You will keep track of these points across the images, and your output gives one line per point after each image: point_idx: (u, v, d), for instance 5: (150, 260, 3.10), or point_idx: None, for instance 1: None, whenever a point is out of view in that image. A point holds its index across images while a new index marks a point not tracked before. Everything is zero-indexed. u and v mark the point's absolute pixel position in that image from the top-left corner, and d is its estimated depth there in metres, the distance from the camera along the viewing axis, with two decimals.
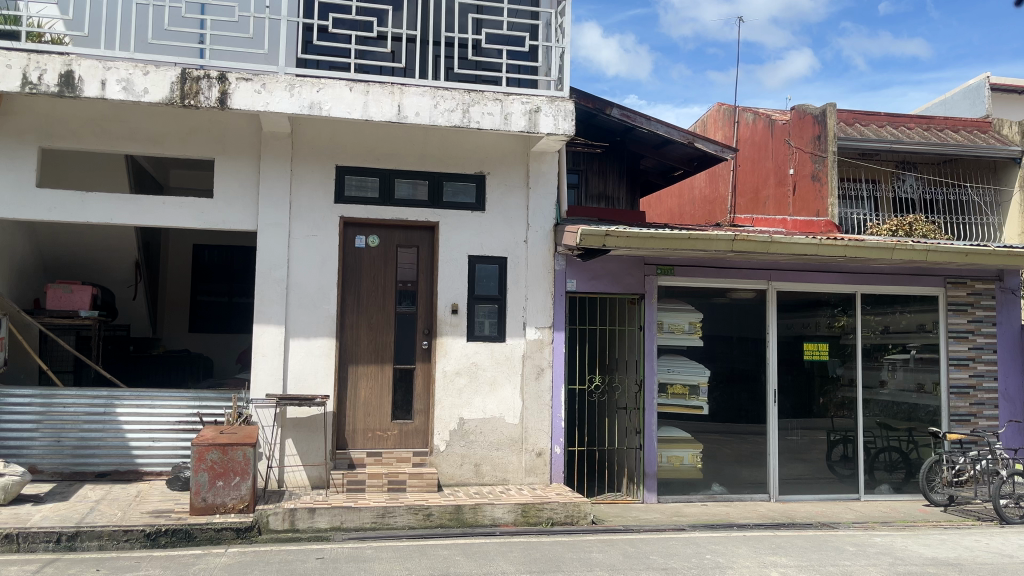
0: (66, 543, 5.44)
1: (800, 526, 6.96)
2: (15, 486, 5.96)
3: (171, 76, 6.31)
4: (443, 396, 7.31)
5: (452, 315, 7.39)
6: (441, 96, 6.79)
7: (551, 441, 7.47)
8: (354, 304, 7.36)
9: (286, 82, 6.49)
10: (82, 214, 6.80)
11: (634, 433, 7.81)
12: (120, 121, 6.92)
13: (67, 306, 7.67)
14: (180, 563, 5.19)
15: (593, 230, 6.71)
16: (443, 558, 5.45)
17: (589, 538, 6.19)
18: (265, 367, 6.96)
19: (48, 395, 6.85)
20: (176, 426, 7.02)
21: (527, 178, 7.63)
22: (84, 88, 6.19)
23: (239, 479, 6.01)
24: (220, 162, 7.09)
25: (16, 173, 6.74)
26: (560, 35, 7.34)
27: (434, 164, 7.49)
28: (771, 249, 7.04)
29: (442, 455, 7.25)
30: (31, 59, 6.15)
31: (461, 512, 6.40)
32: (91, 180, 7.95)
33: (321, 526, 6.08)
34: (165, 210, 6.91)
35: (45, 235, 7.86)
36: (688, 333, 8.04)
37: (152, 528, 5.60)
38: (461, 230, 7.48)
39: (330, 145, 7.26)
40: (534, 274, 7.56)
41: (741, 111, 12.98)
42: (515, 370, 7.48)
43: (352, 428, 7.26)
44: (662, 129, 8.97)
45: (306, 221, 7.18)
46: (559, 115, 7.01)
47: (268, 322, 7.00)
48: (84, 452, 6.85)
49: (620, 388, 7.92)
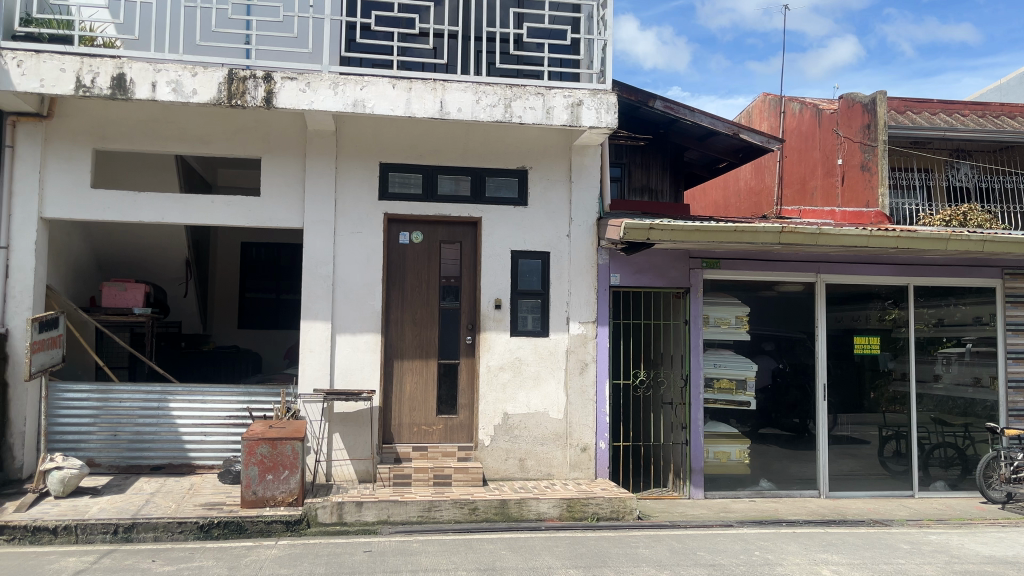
0: (123, 534, 5.60)
1: (852, 522, 6.84)
2: (73, 479, 6.14)
3: (218, 77, 6.42)
4: (487, 391, 7.32)
5: (496, 310, 7.41)
6: (483, 92, 6.78)
7: (596, 437, 7.43)
8: (398, 299, 7.42)
9: (330, 80, 6.55)
10: (135, 213, 6.96)
11: (680, 428, 7.72)
12: (169, 122, 7.08)
13: (122, 304, 7.84)
14: (233, 555, 5.28)
15: (637, 222, 6.63)
16: (489, 552, 5.47)
17: (637, 533, 6.14)
18: (313, 364, 7.06)
19: (104, 390, 7.00)
20: (226, 420, 7.15)
21: (570, 172, 7.58)
22: (136, 90, 6.32)
23: (288, 473, 6.10)
24: (267, 161, 7.20)
25: (72, 175, 6.90)
26: (602, 27, 7.26)
27: (476, 160, 7.50)
28: (820, 241, 6.86)
29: (487, 450, 7.27)
30: (84, 62, 6.27)
31: (507, 507, 6.41)
32: (144, 182, 8.14)
33: (369, 520, 6.14)
34: (215, 209, 7.02)
35: (99, 235, 8.05)
36: (735, 326, 7.93)
37: (205, 520, 5.73)
38: (504, 224, 7.48)
39: (374, 143, 7.31)
40: (577, 268, 7.52)
41: (788, 101, 12.76)
42: (559, 365, 7.46)
43: (398, 422, 7.33)
44: (706, 120, 8.87)
45: (351, 217, 7.25)
46: (601, 107, 6.95)
47: (315, 318, 7.10)
48: (139, 446, 7.02)
49: (665, 383, 7.85)
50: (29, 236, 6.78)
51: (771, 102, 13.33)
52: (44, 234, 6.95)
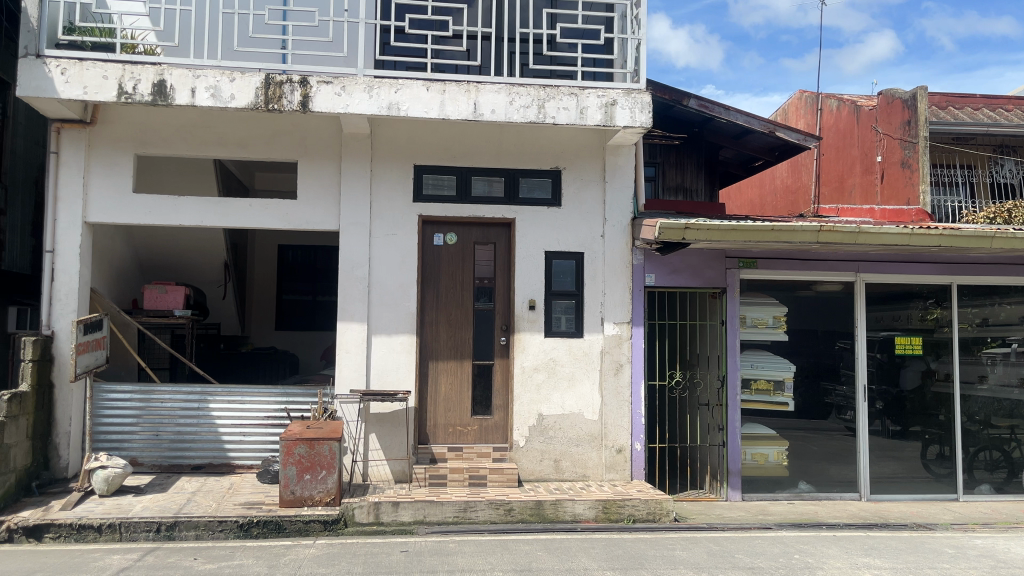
0: (165, 532, 5.71)
1: (895, 526, 6.72)
2: (117, 477, 6.27)
3: (256, 82, 6.51)
4: (521, 392, 7.33)
5: (530, 311, 7.40)
6: (517, 93, 6.79)
7: (631, 438, 7.38)
8: (433, 300, 7.46)
9: (365, 83, 6.61)
10: (175, 216, 7.07)
11: (717, 430, 7.64)
12: (208, 127, 7.20)
13: (162, 305, 7.97)
14: (272, 554, 5.35)
15: (672, 222, 6.58)
16: (525, 553, 5.47)
17: (674, 535, 6.10)
18: (349, 364, 7.12)
19: (146, 390, 7.14)
20: (265, 420, 7.24)
21: (604, 172, 7.55)
22: (175, 96, 6.43)
23: (326, 473, 6.16)
24: (303, 165, 7.28)
25: (114, 179, 7.05)
26: (635, 26, 7.22)
27: (510, 161, 7.51)
28: (860, 240, 6.74)
29: (522, 451, 7.27)
30: (126, 69, 6.39)
31: (542, 508, 6.40)
32: (183, 186, 8.28)
33: (405, 520, 6.18)
34: (252, 212, 7.12)
35: (141, 238, 8.20)
36: (772, 326, 7.83)
37: (245, 519, 5.82)
38: (537, 225, 7.48)
39: (408, 145, 7.36)
40: (612, 269, 7.48)
41: (825, 98, 12.59)
42: (593, 366, 7.44)
43: (433, 423, 7.36)
44: (742, 118, 8.78)
45: (386, 219, 7.30)
46: (635, 107, 6.91)
47: (351, 319, 7.16)
48: (180, 446, 7.14)
49: (702, 384, 7.73)
50: (73, 240, 6.93)
51: (808, 99, 13.15)
52: (88, 238, 7.10)
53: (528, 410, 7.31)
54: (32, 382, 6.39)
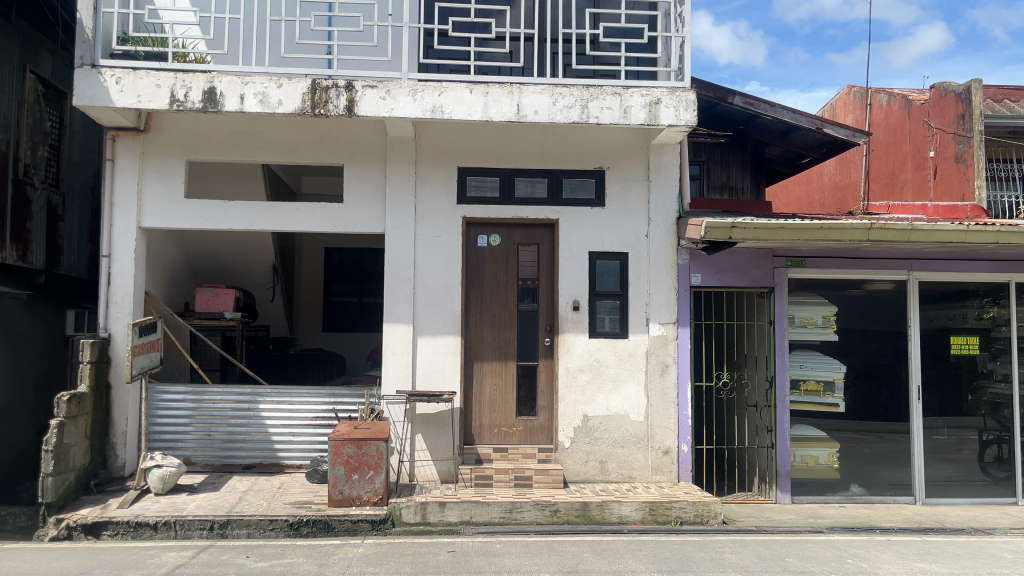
0: (218, 530, 5.84)
1: (951, 530, 6.55)
2: (172, 476, 6.42)
3: (302, 87, 6.61)
4: (566, 393, 7.31)
5: (574, 312, 7.38)
6: (560, 93, 6.78)
7: (678, 439, 7.31)
8: (477, 302, 7.49)
9: (409, 87, 6.67)
10: (225, 221, 7.22)
11: (765, 431, 7.53)
12: (257, 132, 7.34)
13: (214, 308, 8.15)
14: (322, 552, 5.43)
15: (718, 221, 6.51)
16: (572, 554, 5.46)
17: (722, 538, 6.03)
18: (395, 365, 7.20)
19: (199, 391, 7.29)
20: (313, 420, 7.34)
21: (648, 171, 7.49)
22: (225, 103, 6.56)
23: (373, 473, 6.21)
24: (349, 168, 7.38)
25: (167, 185, 7.22)
26: (680, 24, 7.14)
27: (553, 161, 7.50)
28: (912, 237, 6.59)
29: (567, 452, 7.26)
30: (177, 78, 6.55)
31: (588, 510, 6.38)
32: (233, 191, 8.44)
33: (452, 520, 6.21)
34: (300, 216, 7.23)
35: (192, 242, 8.39)
36: (822, 326, 7.69)
37: (295, 518, 5.91)
38: (581, 226, 7.46)
39: (452, 147, 7.40)
40: (657, 269, 7.42)
41: (874, 92, 12.32)
42: (638, 367, 7.39)
43: (479, 424, 7.40)
44: (788, 115, 8.64)
45: (431, 221, 7.36)
46: (680, 105, 6.84)
47: (397, 321, 7.23)
48: (231, 446, 7.28)
49: (750, 385, 7.66)
50: (128, 244, 7.12)
51: (857, 94, 12.89)
52: (142, 243, 7.28)
53: (573, 411, 7.29)
54: (90, 384, 6.58)
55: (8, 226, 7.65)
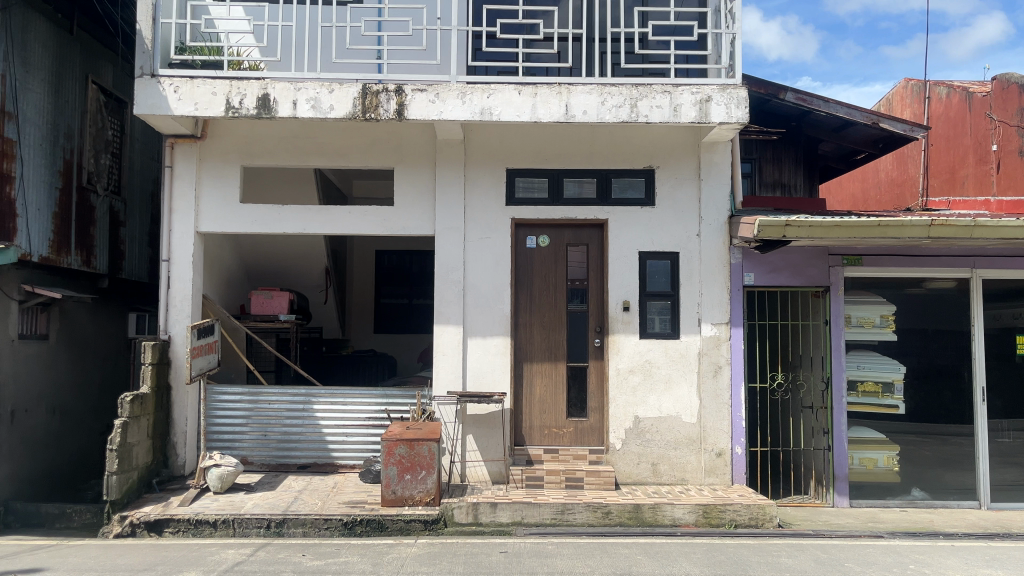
0: (274, 529, 5.94)
1: (1019, 536, 6.33)
2: (229, 475, 6.55)
3: (353, 92, 6.70)
4: (617, 394, 7.27)
5: (624, 312, 7.33)
6: (609, 93, 6.74)
7: (732, 441, 7.21)
8: (527, 302, 7.50)
9: (458, 90, 6.71)
10: (279, 225, 7.35)
11: (821, 433, 7.38)
12: (310, 137, 7.46)
13: (269, 311, 8.32)
14: (376, 552, 5.49)
15: (772, 219, 6.40)
16: (625, 557, 5.42)
17: (778, 542, 5.92)
18: (446, 366, 7.24)
19: (254, 392, 7.43)
20: (366, 421, 7.42)
21: (699, 170, 7.40)
22: (279, 109, 6.68)
23: (425, 473, 6.25)
24: (399, 171, 7.45)
25: (222, 190, 7.38)
26: (730, 20, 7.04)
27: (602, 161, 7.47)
28: (976, 234, 6.38)
29: (619, 454, 7.21)
30: (233, 85, 6.68)
31: (641, 512, 6.33)
32: (287, 196, 8.59)
33: (504, 521, 6.23)
34: (352, 219, 7.32)
35: (247, 246, 8.56)
36: (880, 326, 7.53)
37: (349, 518, 5.99)
38: (631, 226, 7.41)
39: (500, 149, 7.43)
40: (708, 268, 7.33)
41: (933, 85, 12.00)
42: (690, 368, 7.30)
43: (529, 425, 7.40)
44: (843, 110, 8.46)
45: (480, 223, 7.39)
46: (731, 103, 6.75)
47: (447, 322, 7.27)
48: (287, 445, 7.42)
49: (805, 387, 7.56)
50: (186, 248, 7.30)
51: (914, 88, 12.58)
52: (200, 247, 7.46)
53: (624, 412, 7.25)
54: (151, 384, 6.76)
55: (72, 232, 7.91)
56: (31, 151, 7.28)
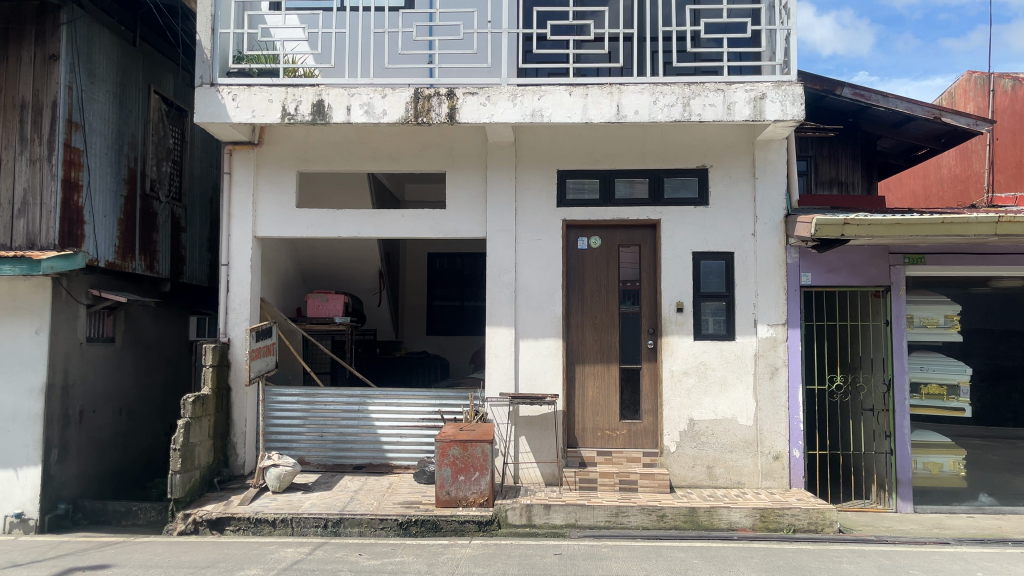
0: (332, 528, 6.04)
1: None
2: (287, 475, 6.66)
3: (406, 97, 6.77)
4: (671, 396, 7.20)
5: (678, 313, 7.25)
6: (660, 92, 6.68)
7: (789, 444, 7.07)
8: (578, 304, 7.47)
9: (509, 92, 6.73)
10: (334, 229, 7.46)
11: (883, 436, 7.18)
12: (364, 142, 7.56)
13: (324, 313, 8.44)
14: (431, 552, 5.53)
15: (830, 218, 6.26)
16: (681, 560, 5.36)
17: (839, 547, 5.78)
18: (498, 368, 7.26)
19: (311, 394, 7.56)
20: (420, 422, 7.48)
21: (754, 168, 7.28)
22: (333, 115, 6.79)
23: (479, 474, 6.28)
24: (450, 175, 7.51)
25: (279, 196, 7.53)
26: (785, 16, 6.91)
27: (654, 161, 7.41)
28: None
29: (673, 456, 7.14)
30: (288, 92, 6.82)
31: (696, 515, 6.25)
32: (341, 200, 8.73)
33: (558, 522, 6.22)
34: (404, 222, 7.40)
35: (303, 250, 8.73)
36: (944, 326, 7.36)
37: (404, 518, 6.05)
38: (684, 227, 7.33)
39: (551, 150, 7.42)
40: (764, 268, 7.20)
41: (997, 78, 11.73)
42: (747, 370, 7.18)
43: (582, 427, 7.38)
44: (902, 105, 8.26)
45: (531, 225, 7.40)
46: (786, 99, 6.63)
47: (499, 324, 7.30)
48: (343, 446, 7.52)
49: (865, 389, 7.39)
50: (245, 252, 7.47)
51: (978, 81, 12.21)
52: (258, 251, 7.62)
53: (679, 415, 7.18)
54: (212, 386, 6.93)
55: (136, 238, 8.15)
56: (97, 160, 7.53)
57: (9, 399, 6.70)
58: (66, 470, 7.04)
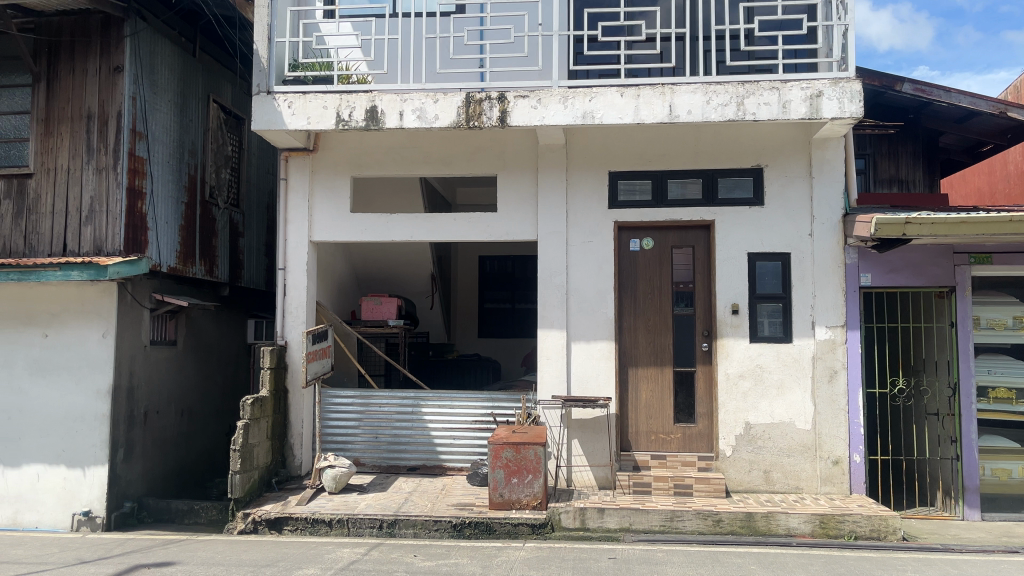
0: (387, 529, 6.10)
1: None
2: (343, 476, 6.76)
3: (457, 101, 6.81)
4: (726, 400, 7.10)
5: (733, 315, 7.15)
6: (714, 91, 6.60)
7: (849, 449, 6.90)
8: (631, 306, 7.42)
9: (560, 95, 6.72)
10: (387, 233, 7.54)
11: (949, 441, 6.99)
12: (416, 147, 7.63)
13: (378, 317, 8.52)
14: (485, 554, 5.55)
15: (890, 217, 6.10)
16: (737, 566, 5.28)
17: (903, 555, 5.62)
18: (550, 370, 7.26)
19: (365, 396, 7.66)
20: (473, 424, 7.51)
21: (811, 167, 7.14)
22: (387, 120, 6.86)
23: (532, 477, 6.27)
24: (501, 178, 7.53)
25: (333, 201, 7.64)
26: (842, 11, 6.76)
27: (707, 161, 7.32)
28: None
29: (728, 460, 7.04)
30: (342, 99, 6.92)
31: (753, 520, 6.14)
32: (394, 205, 8.82)
33: (612, 526, 6.18)
34: (456, 225, 7.45)
35: (357, 254, 8.86)
36: (1013, 328, 7.12)
37: (458, 520, 6.08)
38: (738, 227, 7.22)
39: (603, 152, 7.39)
40: (822, 269, 7.05)
41: None
42: (805, 373, 7.04)
43: (635, 430, 7.32)
44: (966, 100, 8.04)
45: (583, 227, 7.37)
46: (844, 96, 6.48)
47: (551, 326, 7.30)
48: (398, 447, 7.60)
49: (929, 393, 7.24)
50: (301, 257, 7.61)
51: None
52: (314, 256, 7.75)
53: (735, 418, 7.07)
54: (270, 388, 7.06)
55: (196, 243, 8.36)
56: (159, 167, 7.75)
57: (78, 400, 6.93)
58: (132, 469, 7.25)
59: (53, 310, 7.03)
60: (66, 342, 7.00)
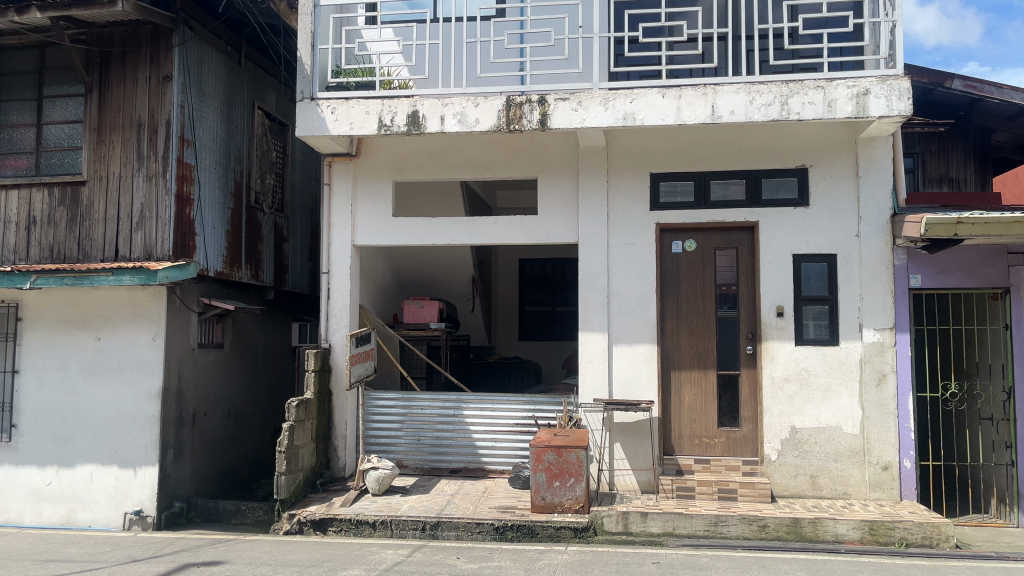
0: (430, 531, 6.13)
1: None
2: (387, 478, 6.83)
3: (498, 105, 6.83)
4: (771, 404, 7.00)
5: (778, 318, 7.05)
6: (757, 91, 6.52)
7: (899, 454, 6.75)
8: (673, 308, 7.35)
9: (601, 96, 6.70)
10: (429, 237, 7.59)
11: (1003, 447, 6.84)
12: (457, 150, 7.67)
13: (420, 319, 8.60)
14: (527, 557, 5.55)
15: (941, 217, 5.95)
16: (784, 572, 5.20)
17: (957, 563, 5.48)
18: (592, 373, 7.24)
19: (408, 398, 7.73)
20: (514, 427, 7.52)
21: (857, 167, 7.01)
22: (428, 124, 6.91)
23: (574, 480, 6.23)
24: (542, 181, 7.53)
25: (376, 205, 7.72)
26: (890, 7, 6.63)
27: (751, 162, 7.23)
28: None
29: (774, 465, 6.94)
30: (385, 104, 6.99)
31: (800, 526, 6.04)
32: (435, 209, 8.88)
33: (655, 531, 6.14)
34: (497, 228, 7.47)
35: (399, 257, 8.95)
36: None
37: (501, 522, 6.10)
38: (783, 228, 7.12)
39: (644, 154, 7.35)
40: (870, 270, 6.91)
41: None
42: (852, 377, 6.91)
43: (678, 434, 7.26)
44: (1017, 96, 7.95)
45: (624, 229, 7.33)
46: (892, 94, 6.35)
47: (593, 329, 7.28)
48: (439, 450, 7.63)
49: (983, 397, 7.06)
50: (344, 260, 7.70)
51: None
52: (357, 259, 7.84)
53: (780, 422, 6.97)
54: (314, 390, 7.15)
55: (242, 248, 8.51)
56: (206, 173, 7.90)
57: (129, 402, 7.10)
58: (181, 470, 7.40)
59: (105, 314, 7.22)
60: (118, 345, 7.18)
